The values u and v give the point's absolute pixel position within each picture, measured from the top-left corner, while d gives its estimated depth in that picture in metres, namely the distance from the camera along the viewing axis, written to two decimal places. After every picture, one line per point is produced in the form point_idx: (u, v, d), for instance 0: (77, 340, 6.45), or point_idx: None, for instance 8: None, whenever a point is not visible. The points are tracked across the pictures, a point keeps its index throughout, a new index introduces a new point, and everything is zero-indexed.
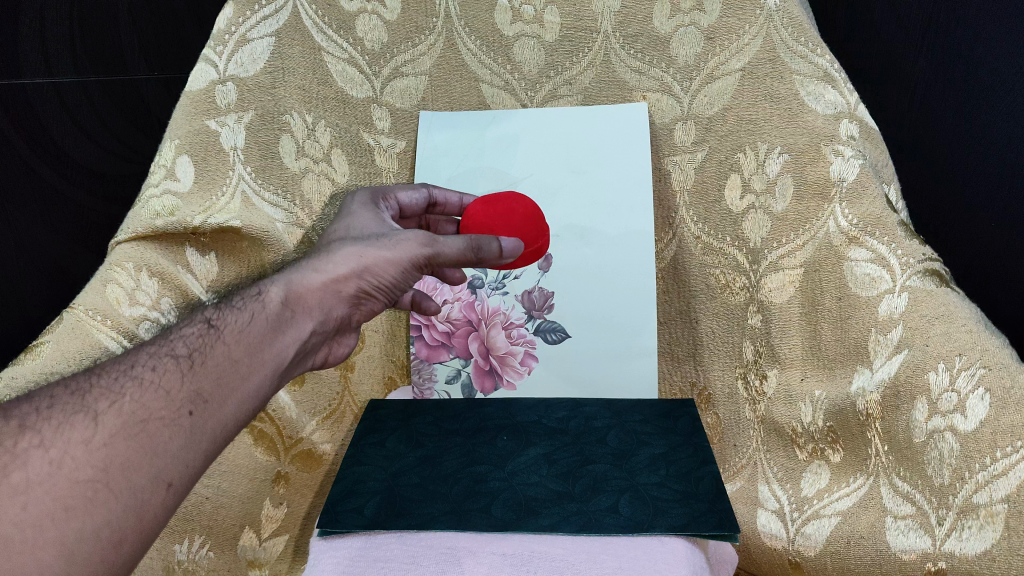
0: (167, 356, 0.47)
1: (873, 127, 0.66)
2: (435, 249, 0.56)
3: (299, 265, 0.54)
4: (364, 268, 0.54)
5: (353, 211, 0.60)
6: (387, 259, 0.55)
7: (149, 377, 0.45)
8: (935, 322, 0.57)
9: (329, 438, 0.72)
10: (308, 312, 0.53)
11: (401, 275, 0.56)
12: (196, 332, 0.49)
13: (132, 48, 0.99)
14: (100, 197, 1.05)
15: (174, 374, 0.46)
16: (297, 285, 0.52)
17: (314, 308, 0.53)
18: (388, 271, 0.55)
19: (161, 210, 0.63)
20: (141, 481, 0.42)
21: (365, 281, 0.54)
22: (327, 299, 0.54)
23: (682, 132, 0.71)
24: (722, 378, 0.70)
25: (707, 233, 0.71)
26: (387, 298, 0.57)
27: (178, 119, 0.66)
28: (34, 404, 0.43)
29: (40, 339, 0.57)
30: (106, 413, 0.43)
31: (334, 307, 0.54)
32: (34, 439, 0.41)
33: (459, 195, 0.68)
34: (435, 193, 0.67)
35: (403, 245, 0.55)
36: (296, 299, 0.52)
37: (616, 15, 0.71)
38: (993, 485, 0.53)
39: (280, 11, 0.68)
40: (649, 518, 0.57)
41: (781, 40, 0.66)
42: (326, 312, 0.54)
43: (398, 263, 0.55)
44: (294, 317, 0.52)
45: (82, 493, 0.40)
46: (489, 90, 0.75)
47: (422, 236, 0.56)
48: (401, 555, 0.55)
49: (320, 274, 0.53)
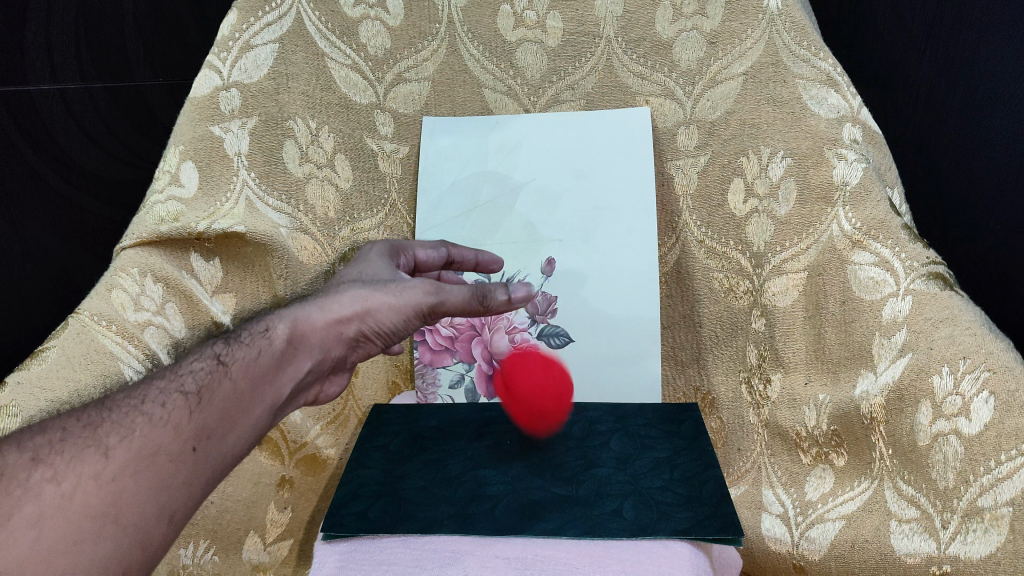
0: (176, 392, 0.47)
1: (875, 130, 0.66)
2: (439, 297, 0.58)
3: (306, 303, 0.56)
4: (369, 312, 0.56)
5: (369, 258, 0.63)
6: (391, 304, 0.57)
7: (157, 412, 0.45)
8: (939, 325, 0.57)
9: (334, 443, 0.73)
10: (310, 351, 0.54)
11: (401, 321, 0.58)
12: (204, 367, 0.49)
13: (138, 56, 1.00)
14: (106, 204, 1.06)
15: (182, 410, 0.46)
16: (304, 325, 0.54)
17: (316, 348, 0.55)
18: (391, 317, 0.57)
19: (165, 216, 0.64)
20: (147, 513, 0.42)
21: (367, 323, 0.56)
22: (329, 339, 0.55)
23: (686, 136, 0.71)
24: (725, 383, 0.71)
25: (710, 236, 0.71)
26: (384, 342, 0.59)
27: (183, 125, 0.67)
28: (46, 437, 0.43)
29: (45, 344, 0.57)
30: (116, 448, 0.43)
31: (335, 347, 0.56)
32: (47, 472, 0.41)
33: (476, 253, 0.71)
34: (453, 252, 0.70)
35: (408, 292, 0.57)
36: (302, 338, 0.54)
37: (618, 20, 0.72)
38: (998, 488, 0.52)
39: (284, 17, 0.69)
40: (652, 521, 0.56)
41: (783, 44, 0.67)
42: (327, 352, 0.55)
43: (402, 310, 0.57)
44: (297, 356, 0.54)
45: (92, 525, 0.40)
46: (492, 95, 0.76)
47: (428, 282, 0.58)
48: (406, 558, 0.55)
49: (326, 316, 0.55)
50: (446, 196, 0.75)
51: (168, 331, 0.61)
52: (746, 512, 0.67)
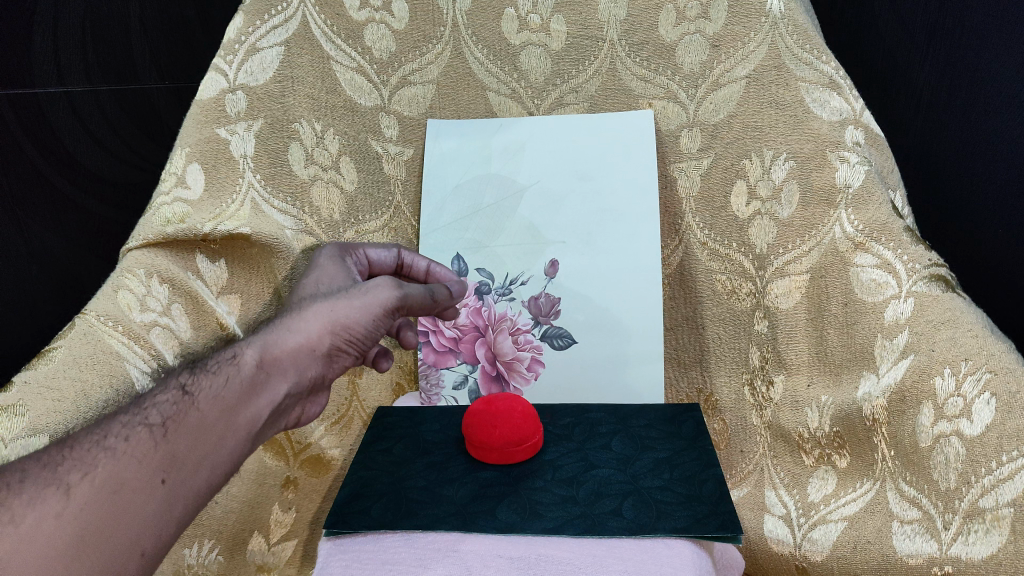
0: (141, 425, 0.45)
1: (878, 133, 0.66)
2: (402, 293, 0.56)
3: (274, 325, 0.53)
4: (338, 321, 0.53)
5: (321, 264, 0.60)
6: (354, 310, 0.54)
7: (121, 447, 0.44)
8: (941, 327, 0.57)
9: (337, 444, 0.73)
10: (283, 374, 0.51)
11: (372, 324, 0.55)
12: (170, 399, 0.47)
13: (144, 57, 1.00)
14: (111, 206, 1.06)
15: (148, 444, 0.45)
16: (272, 348, 0.51)
17: (289, 369, 0.52)
18: (358, 322, 0.54)
19: (171, 218, 0.64)
20: (115, 550, 0.41)
21: (336, 336, 0.53)
22: (301, 358, 0.52)
23: (688, 140, 0.72)
24: (728, 385, 0.71)
25: (712, 238, 0.71)
26: (359, 352, 0.56)
27: (189, 127, 0.67)
28: (5, 479, 0.42)
29: (50, 345, 0.56)
30: (78, 486, 0.42)
31: (309, 366, 0.53)
32: (4, 515, 0.40)
33: (428, 261, 0.65)
34: (405, 254, 0.65)
35: (370, 295, 0.55)
36: (272, 360, 0.51)
37: (622, 24, 0.72)
38: (999, 489, 0.51)
39: (290, 20, 0.70)
40: (653, 520, 0.56)
41: (786, 48, 0.67)
42: (301, 371, 0.52)
43: (368, 312, 0.55)
44: (268, 380, 0.51)
45: (57, 565, 0.39)
46: (496, 98, 0.76)
47: (388, 282, 0.56)
48: (410, 558, 0.54)
49: (294, 332, 0.52)
50: (449, 198, 0.76)
51: (174, 332, 0.61)
52: (748, 514, 0.67)
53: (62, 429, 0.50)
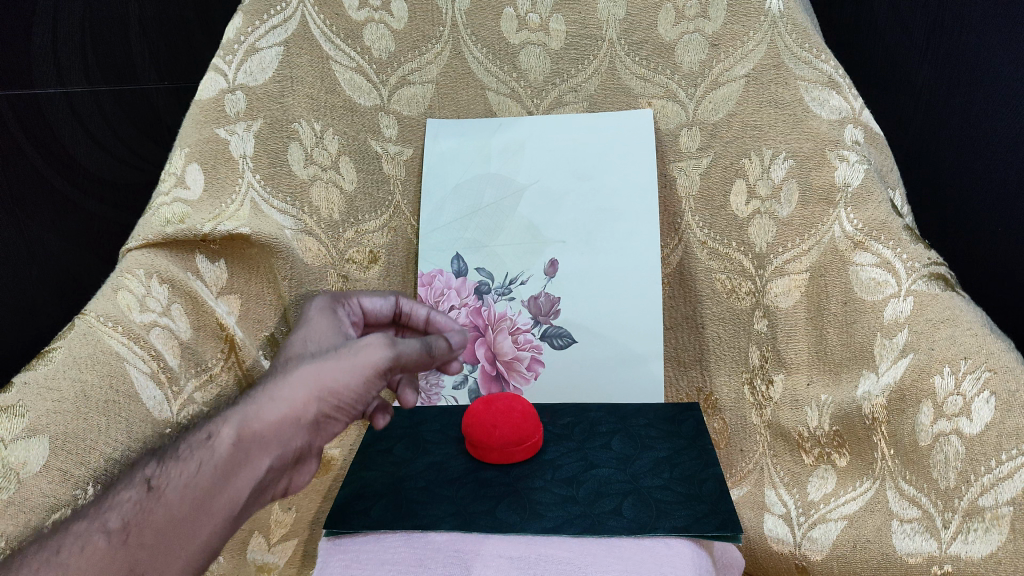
0: (99, 532, 0.43)
1: (878, 132, 0.66)
2: (393, 351, 0.50)
3: (254, 394, 0.49)
4: (321, 387, 0.48)
5: (311, 320, 0.56)
6: (339, 375, 0.49)
7: (76, 561, 0.42)
8: (940, 325, 0.57)
9: (338, 444, 0.74)
10: (262, 452, 0.47)
11: (361, 386, 0.50)
12: (132, 498, 0.45)
13: (143, 58, 1.00)
14: (111, 207, 1.06)
15: (105, 555, 0.43)
16: (247, 426, 0.47)
17: (270, 447, 0.48)
18: (344, 388, 0.49)
19: (171, 218, 0.64)
20: None
21: (320, 407, 0.48)
22: (282, 433, 0.48)
23: (688, 139, 0.72)
24: (728, 384, 0.71)
25: (712, 238, 0.71)
26: (352, 415, 0.51)
27: (188, 128, 0.67)
28: None
29: (50, 346, 0.56)
30: None
31: (292, 440, 0.48)
32: None
33: (427, 309, 0.61)
34: (403, 303, 0.61)
35: (358, 356, 0.49)
36: (248, 440, 0.47)
37: (621, 23, 0.72)
38: (998, 487, 0.51)
39: (289, 20, 0.70)
40: (653, 519, 0.56)
41: (786, 46, 0.67)
42: (284, 444, 0.48)
43: (355, 375, 0.49)
44: (244, 462, 0.47)
45: None
46: (495, 97, 0.76)
47: (379, 339, 0.50)
48: (410, 557, 0.54)
49: (273, 402, 0.48)
50: (449, 197, 0.76)
51: (174, 332, 0.61)
52: (748, 513, 0.67)
53: (61, 429, 0.50)
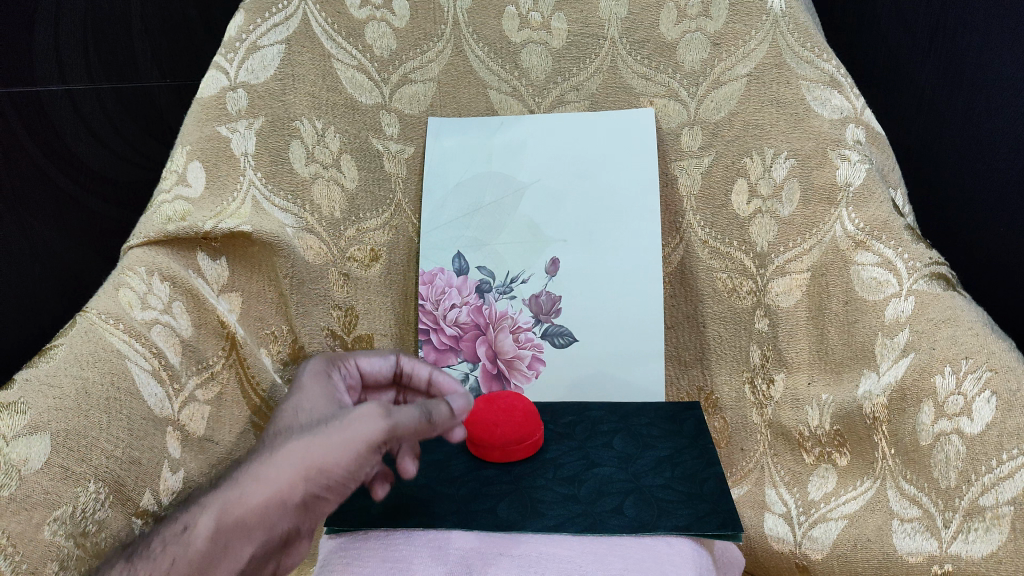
0: None
1: (879, 132, 0.67)
2: (389, 422, 0.46)
3: (236, 477, 0.45)
4: (310, 466, 0.44)
5: (306, 386, 0.53)
6: (330, 452, 0.45)
7: None
8: (941, 325, 0.57)
9: None
10: (244, 542, 0.43)
11: (356, 460, 0.45)
12: None
13: (145, 55, 1.01)
14: (113, 204, 1.07)
15: None
16: (225, 516, 0.43)
17: (252, 535, 0.44)
18: (336, 464, 0.45)
19: (172, 216, 0.65)
20: None
21: (308, 488, 0.44)
22: (266, 520, 0.44)
23: (690, 137, 0.72)
24: (728, 383, 0.71)
25: (713, 237, 0.71)
26: (345, 493, 0.46)
27: (189, 126, 0.68)
28: None
29: (51, 343, 0.55)
30: None
31: (276, 525, 0.44)
32: None
33: (428, 368, 0.59)
34: (402, 364, 0.60)
35: (352, 429, 0.45)
36: (227, 531, 0.43)
37: (622, 22, 0.73)
38: (999, 487, 0.51)
39: (290, 18, 0.70)
40: (654, 518, 0.57)
41: (787, 45, 0.67)
42: (268, 530, 0.44)
43: (348, 450, 0.45)
44: (223, 554, 0.43)
45: None
46: (497, 96, 0.76)
47: (375, 408, 0.47)
48: (409, 555, 0.54)
49: (256, 486, 0.44)
50: (450, 196, 0.76)
51: (174, 330, 0.61)
52: (749, 513, 0.67)
53: (63, 426, 0.49)
